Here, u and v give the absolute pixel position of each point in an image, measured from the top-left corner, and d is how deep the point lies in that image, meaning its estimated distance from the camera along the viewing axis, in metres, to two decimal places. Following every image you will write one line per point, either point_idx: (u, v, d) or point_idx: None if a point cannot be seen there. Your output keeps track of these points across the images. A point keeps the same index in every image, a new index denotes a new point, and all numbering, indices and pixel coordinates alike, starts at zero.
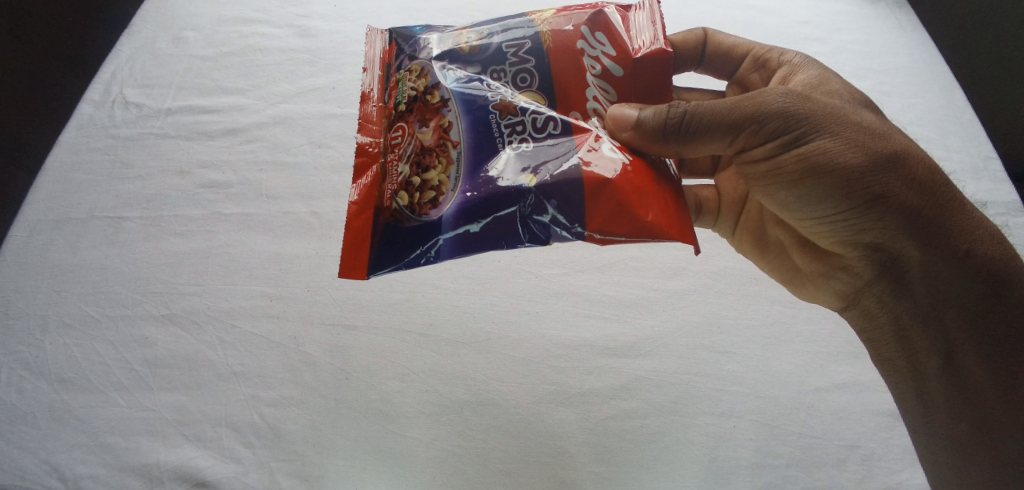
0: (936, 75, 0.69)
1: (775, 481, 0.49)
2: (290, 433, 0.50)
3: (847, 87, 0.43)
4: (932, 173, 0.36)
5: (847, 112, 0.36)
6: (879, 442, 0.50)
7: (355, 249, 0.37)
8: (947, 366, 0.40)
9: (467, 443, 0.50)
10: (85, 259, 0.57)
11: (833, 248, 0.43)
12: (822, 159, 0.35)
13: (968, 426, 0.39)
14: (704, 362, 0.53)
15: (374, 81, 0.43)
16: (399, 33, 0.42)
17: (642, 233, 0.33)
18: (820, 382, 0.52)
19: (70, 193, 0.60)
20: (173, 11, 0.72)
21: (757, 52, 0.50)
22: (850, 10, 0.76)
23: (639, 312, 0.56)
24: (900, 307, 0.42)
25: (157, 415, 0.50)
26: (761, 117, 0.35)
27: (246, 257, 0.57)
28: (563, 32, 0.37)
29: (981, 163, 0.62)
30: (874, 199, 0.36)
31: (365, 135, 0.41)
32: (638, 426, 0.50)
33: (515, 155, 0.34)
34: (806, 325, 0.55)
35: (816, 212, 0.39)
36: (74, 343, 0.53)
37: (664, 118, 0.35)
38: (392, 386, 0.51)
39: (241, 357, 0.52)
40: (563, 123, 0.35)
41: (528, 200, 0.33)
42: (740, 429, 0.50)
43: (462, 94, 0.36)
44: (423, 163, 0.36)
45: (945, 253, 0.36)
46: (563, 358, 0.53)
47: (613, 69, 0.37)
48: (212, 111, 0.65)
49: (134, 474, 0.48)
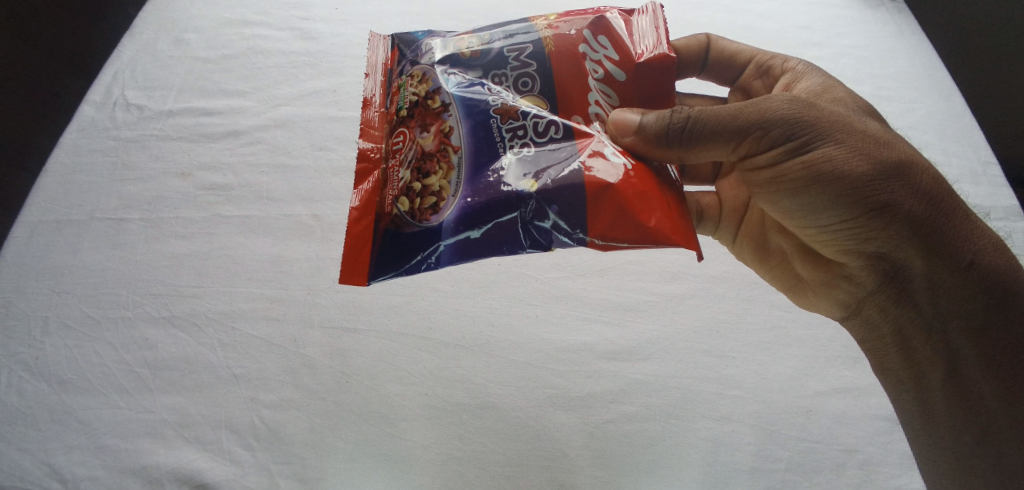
0: (936, 79, 0.69)
1: (775, 485, 0.49)
2: (290, 435, 0.50)
3: (851, 95, 0.43)
4: (938, 182, 0.36)
5: (852, 120, 0.36)
6: (878, 447, 0.50)
7: (356, 254, 0.37)
8: (952, 376, 0.40)
9: (467, 446, 0.50)
10: (86, 261, 0.57)
11: (836, 256, 0.43)
12: (826, 167, 0.35)
13: (972, 438, 0.39)
14: (702, 366, 0.53)
15: (376, 86, 0.43)
16: (401, 38, 0.43)
17: (645, 238, 0.33)
18: (819, 387, 0.52)
19: (71, 194, 0.60)
20: (174, 13, 0.72)
21: (759, 59, 0.51)
22: (850, 15, 0.76)
23: (639, 315, 0.56)
24: (903, 317, 0.42)
25: (157, 417, 0.50)
26: (766, 124, 0.35)
27: (247, 259, 0.57)
28: (564, 37, 0.37)
29: (980, 168, 0.63)
30: (878, 208, 0.35)
31: (365, 140, 0.41)
32: (638, 430, 0.51)
33: (516, 160, 0.34)
34: (806, 329, 0.55)
35: (820, 220, 0.39)
36: (74, 344, 0.53)
37: (665, 123, 0.35)
38: (392, 389, 0.52)
39: (241, 360, 0.52)
40: (564, 127, 0.35)
41: (529, 205, 0.33)
42: (739, 433, 0.50)
43: (462, 98, 0.36)
44: (423, 168, 0.36)
45: (949, 262, 0.36)
46: (564, 361, 0.53)
47: (616, 73, 0.37)
48: (213, 113, 0.65)
49: (135, 476, 0.48)
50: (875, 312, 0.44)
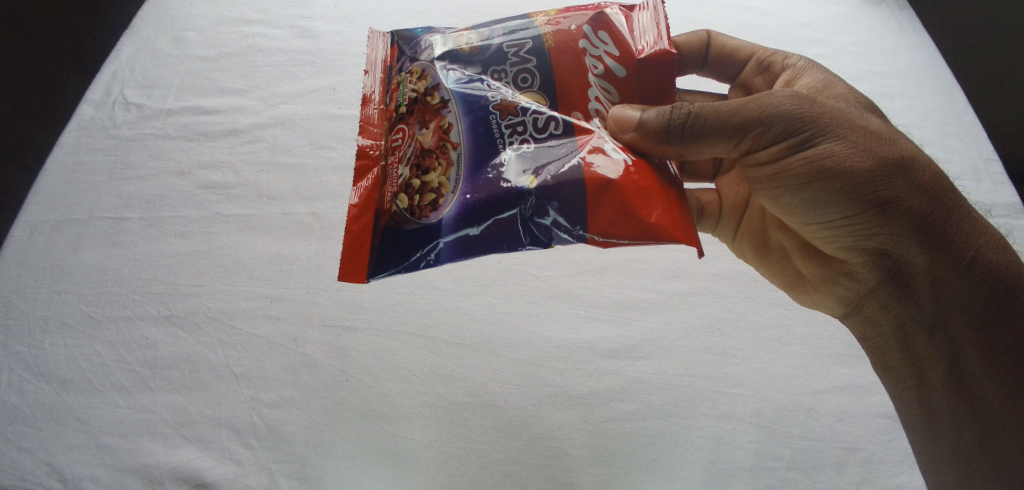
0: (937, 76, 0.69)
1: (776, 483, 0.48)
2: (290, 434, 0.50)
3: (852, 91, 0.43)
4: (940, 178, 0.36)
5: (853, 116, 0.36)
6: (879, 445, 0.50)
7: (355, 251, 0.37)
8: (953, 374, 0.39)
9: (467, 445, 0.50)
10: (85, 260, 0.57)
11: (837, 253, 0.43)
12: (828, 163, 0.35)
13: (973, 436, 0.39)
14: (703, 364, 0.53)
15: (375, 83, 0.43)
16: (400, 35, 0.43)
17: (645, 234, 0.33)
18: (820, 385, 0.52)
19: (71, 193, 0.60)
20: (174, 12, 0.72)
21: (760, 55, 0.50)
22: (851, 12, 0.76)
23: (639, 313, 0.56)
24: (904, 314, 0.42)
25: (157, 416, 0.50)
26: (767, 120, 0.35)
27: (246, 258, 0.57)
28: (564, 32, 0.37)
29: (981, 165, 0.62)
30: (880, 204, 0.35)
31: (365, 137, 0.41)
32: (638, 428, 0.50)
33: (515, 156, 0.34)
34: (806, 327, 0.55)
35: (821, 216, 0.39)
36: (74, 343, 0.53)
37: (666, 119, 0.35)
38: (392, 388, 0.51)
39: (241, 358, 0.52)
40: (564, 123, 0.35)
41: (529, 202, 0.33)
42: (739, 431, 0.50)
43: (462, 94, 0.36)
44: (423, 165, 0.36)
45: (951, 259, 0.36)
46: (563, 359, 0.53)
47: (616, 69, 0.37)
48: (213, 112, 0.65)
49: (135, 475, 0.48)
50: (876, 310, 0.44)
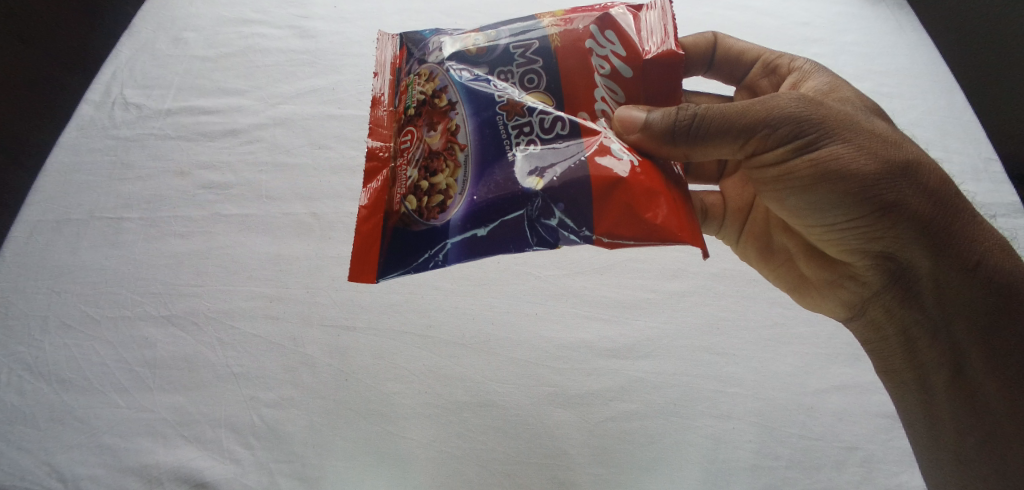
0: (936, 75, 0.69)
1: (775, 483, 0.49)
2: (290, 434, 0.49)
3: (859, 95, 0.43)
4: (945, 183, 0.36)
5: (859, 119, 0.36)
6: (879, 444, 0.50)
7: (365, 252, 0.37)
8: (955, 377, 0.40)
9: (468, 444, 0.50)
10: (85, 260, 0.57)
11: (842, 256, 0.43)
12: (833, 166, 0.35)
13: (974, 440, 0.39)
14: (703, 363, 0.53)
15: (385, 85, 0.43)
16: (410, 38, 0.42)
17: (650, 236, 0.32)
18: (821, 384, 0.52)
19: (70, 193, 0.60)
20: (173, 11, 0.71)
21: (767, 58, 0.50)
22: (851, 11, 0.76)
23: (639, 313, 0.56)
24: (908, 317, 0.42)
25: (157, 415, 0.50)
26: (774, 122, 0.35)
27: (246, 258, 0.57)
28: (572, 33, 0.37)
29: (981, 164, 0.63)
30: (885, 207, 0.35)
31: (376, 139, 0.41)
32: (638, 427, 0.51)
33: (523, 156, 0.34)
34: (807, 326, 0.55)
35: (825, 219, 0.39)
36: (74, 343, 0.53)
37: (672, 119, 0.35)
38: (392, 388, 0.51)
39: (241, 358, 0.52)
40: (570, 123, 0.35)
41: (534, 203, 0.33)
42: (739, 430, 0.50)
43: (470, 94, 0.36)
44: (431, 167, 0.36)
45: (955, 261, 0.36)
46: (563, 358, 0.53)
47: (621, 69, 0.37)
48: (213, 112, 0.65)
49: (135, 475, 0.48)
50: (879, 313, 0.44)
